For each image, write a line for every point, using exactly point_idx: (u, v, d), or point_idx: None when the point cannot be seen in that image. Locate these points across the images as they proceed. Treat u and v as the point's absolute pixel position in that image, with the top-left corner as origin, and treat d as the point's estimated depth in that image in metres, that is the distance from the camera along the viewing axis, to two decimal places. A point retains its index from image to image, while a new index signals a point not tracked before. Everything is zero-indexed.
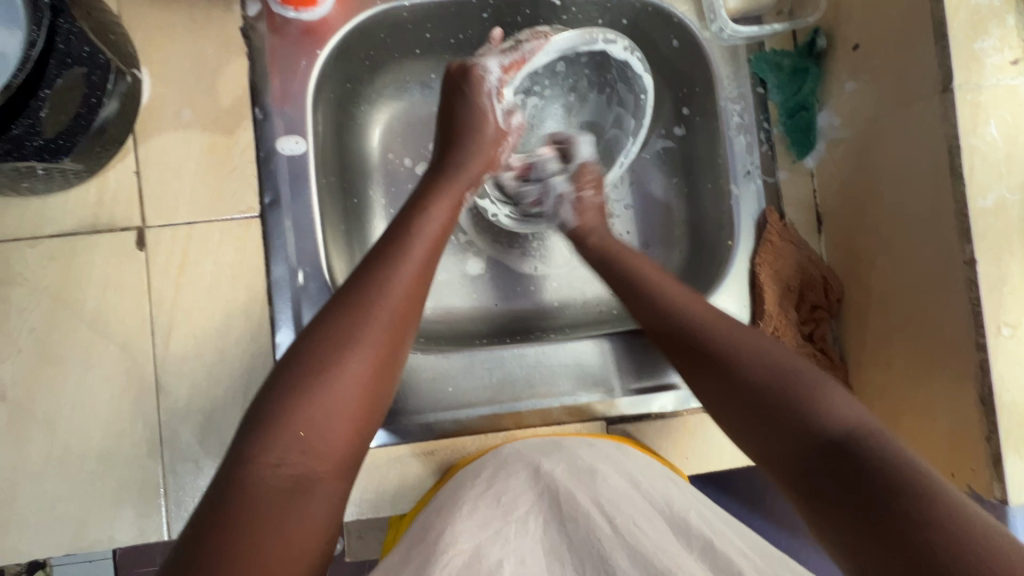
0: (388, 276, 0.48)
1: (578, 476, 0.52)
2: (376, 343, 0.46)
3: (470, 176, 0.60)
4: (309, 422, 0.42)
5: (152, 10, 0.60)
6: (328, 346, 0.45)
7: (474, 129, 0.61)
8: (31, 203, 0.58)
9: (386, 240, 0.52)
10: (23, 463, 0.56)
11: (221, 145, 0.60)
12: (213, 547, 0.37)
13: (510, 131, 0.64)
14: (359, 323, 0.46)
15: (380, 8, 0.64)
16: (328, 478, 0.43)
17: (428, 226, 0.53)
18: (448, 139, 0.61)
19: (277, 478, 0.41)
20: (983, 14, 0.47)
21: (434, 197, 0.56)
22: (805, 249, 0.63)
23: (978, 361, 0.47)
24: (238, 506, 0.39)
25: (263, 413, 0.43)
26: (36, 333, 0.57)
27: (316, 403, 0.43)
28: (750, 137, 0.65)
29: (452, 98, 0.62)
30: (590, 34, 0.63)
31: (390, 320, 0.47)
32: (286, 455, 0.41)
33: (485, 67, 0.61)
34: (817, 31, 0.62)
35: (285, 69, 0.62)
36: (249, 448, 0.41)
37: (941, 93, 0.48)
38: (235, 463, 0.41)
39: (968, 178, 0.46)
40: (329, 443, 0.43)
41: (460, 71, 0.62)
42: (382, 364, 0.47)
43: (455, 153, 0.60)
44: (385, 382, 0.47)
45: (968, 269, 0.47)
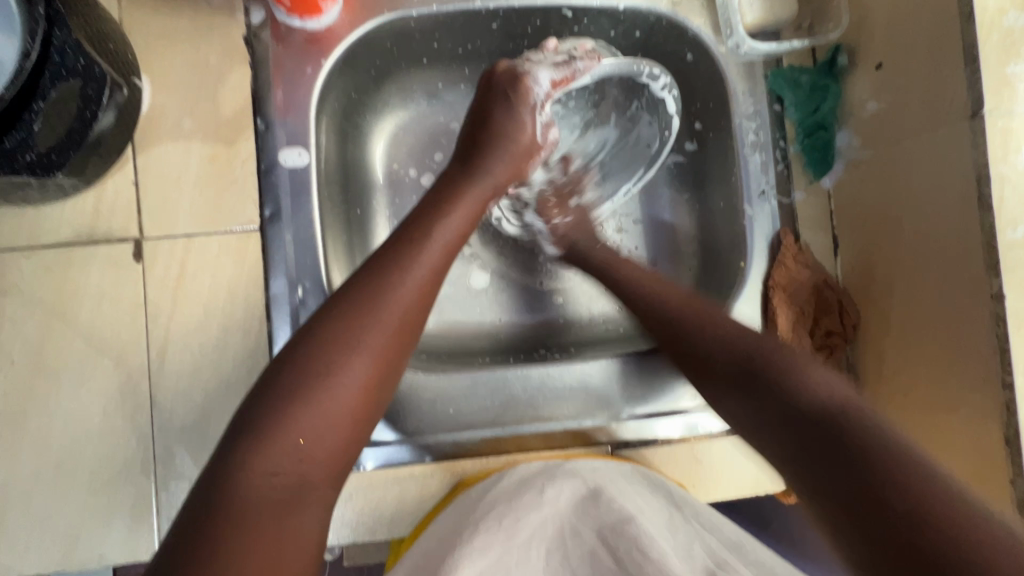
0: (398, 277, 0.47)
1: (584, 505, 0.52)
2: (380, 349, 0.45)
3: (496, 182, 0.58)
4: (309, 427, 0.41)
5: (153, 17, 0.59)
6: (330, 349, 0.43)
7: (508, 136, 0.59)
8: (26, 212, 0.56)
9: (397, 238, 0.50)
10: (13, 478, 0.55)
11: (221, 155, 0.59)
12: (197, 564, 0.35)
13: (545, 146, 0.63)
14: (363, 327, 0.44)
15: (387, 17, 0.62)
16: (322, 489, 0.42)
17: (447, 229, 0.52)
18: (479, 141, 0.59)
19: (274, 482, 0.39)
20: (1016, 37, 0.45)
21: (451, 198, 0.55)
22: (820, 271, 0.60)
23: (1004, 401, 0.45)
24: (231, 516, 0.37)
25: (255, 420, 0.41)
26: (30, 344, 0.56)
27: (317, 408, 0.41)
28: (765, 155, 0.62)
29: (489, 100, 0.60)
30: (635, 63, 0.60)
31: (397, 324, 0.46)
32: (282, 462, 0.40)
33: (536, 78, 0.60)
34: (838, 48, 0.60)
35: (289, 80, 0.61)
36: (241, 456, 0.39)
37: (970, 118, 0.46)
38: (226, 469, 0.39)
39: (997, 208, 0.44)
40: (327, 448, 0.42)
41: (507, 75, 0.60)
42: (384, 371, 0.45)
43: (484, 156, 0.58)
44: (383, 389, 0.46)
45: (996, 304, 0.45)
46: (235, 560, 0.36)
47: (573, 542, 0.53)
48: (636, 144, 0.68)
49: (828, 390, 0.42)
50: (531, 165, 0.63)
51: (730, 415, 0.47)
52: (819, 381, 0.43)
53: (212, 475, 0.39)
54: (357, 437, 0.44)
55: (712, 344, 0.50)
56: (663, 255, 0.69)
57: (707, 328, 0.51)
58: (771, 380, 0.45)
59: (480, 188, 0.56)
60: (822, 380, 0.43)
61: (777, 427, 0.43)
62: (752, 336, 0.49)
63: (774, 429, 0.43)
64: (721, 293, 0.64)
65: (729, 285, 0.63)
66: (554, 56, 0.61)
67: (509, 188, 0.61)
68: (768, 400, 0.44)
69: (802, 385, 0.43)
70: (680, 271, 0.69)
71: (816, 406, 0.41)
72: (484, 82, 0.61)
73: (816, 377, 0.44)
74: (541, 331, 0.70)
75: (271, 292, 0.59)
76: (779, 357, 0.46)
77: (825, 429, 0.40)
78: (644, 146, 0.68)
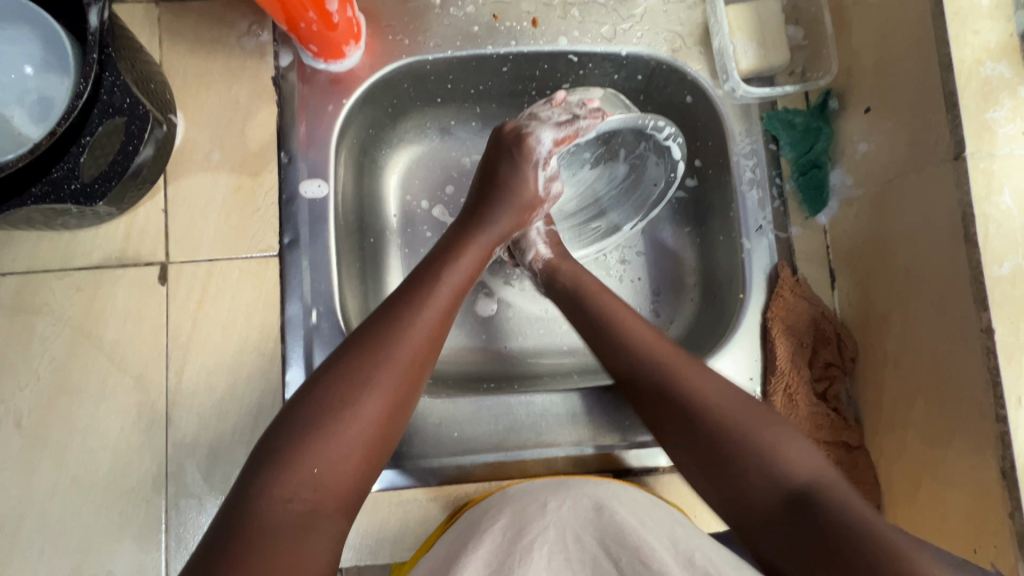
0: (412, 317, 0.50)
1: (587, 514, 0.52)
2: (393, 388, 0.47)
3: (501, 230, 0.60)
4: (323, 459, 0.43)
5: (191, 59, 0.64)
6: (346, 383, 0.45)
7: (512, 189, 0.61)
8: (62, 236, 0.60)
9: (411, 282, 0.53)
10: (31, 491, 0.57)
11: (246, 186, 0.62)
12: None
13: (547, 199, 0.65)
14: (377, 365, 0.47)
15: (405, 61, 0.66)
16: (334, 518, 0.43)
17: (456, 276, 0.55)
18: (485, 194, 0.62)
19: (289, 512, 0.41)
20: (993, 85, 0.47)
21: (459, 245, 0.58)
22: (818, 304, 0.62)
23: (998, 434, 0.45)
24: (249, 541, 0.39)
25: (274, 451, 0.43)
26: (56, 361, 0.59)
27: (331, 441, 0.43)
28: (762, 192, 0.65)
29: (495, 157, 0.62)
30: (640, 119, 0.64)
31: (408, 363, 0.48)
32: (298, 491, 0.42)
33: (537, 137, 0.62)
34: (829, 93, 0.63)
35: (312, 117, 0.65)
36: (261, 481, 0.42)
37: (953, 160, 0.48)
38: (248, 494, 0.41)
39: (982, 245, 0.46)
40: (341, 479, 0.44)
41: (512, 133, 0.62)
42: (397, 407, 0.47)
43: (490, 206, 0.61)
44: (396, 424, 0.47)
45: (985, 337, 0.46)
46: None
47: (575, 548, 0.50)
48: (636, 190, 0.71)
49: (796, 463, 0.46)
50: (534, 219, 0.65)
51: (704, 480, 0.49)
52: (796, 453, 0.47)
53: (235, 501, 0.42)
54: (370, 469, 0.46)
55: (690, 399, 0.51)
56: (665, 286, 0.72)
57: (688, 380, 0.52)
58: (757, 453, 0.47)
59: (487, 237, 0.59)
60: (802, 455, 0.47)
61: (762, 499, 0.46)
62: (731, 405, 0.50)
63: (753, 500, 0.46)
64: (722, 323, 0.65)
65: (729, 316, 0.65)
66: (559, 113, 0.63)
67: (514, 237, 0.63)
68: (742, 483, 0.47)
69: (785, 459, 0.46)
70: (681, 302, 0.71)
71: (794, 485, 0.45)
72: (493, 140, 0.64)
73: (792, 453, 0.47)
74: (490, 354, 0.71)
75: (285, 315, 0.61)
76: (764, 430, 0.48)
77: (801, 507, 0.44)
78: (641, 193, 0.71)
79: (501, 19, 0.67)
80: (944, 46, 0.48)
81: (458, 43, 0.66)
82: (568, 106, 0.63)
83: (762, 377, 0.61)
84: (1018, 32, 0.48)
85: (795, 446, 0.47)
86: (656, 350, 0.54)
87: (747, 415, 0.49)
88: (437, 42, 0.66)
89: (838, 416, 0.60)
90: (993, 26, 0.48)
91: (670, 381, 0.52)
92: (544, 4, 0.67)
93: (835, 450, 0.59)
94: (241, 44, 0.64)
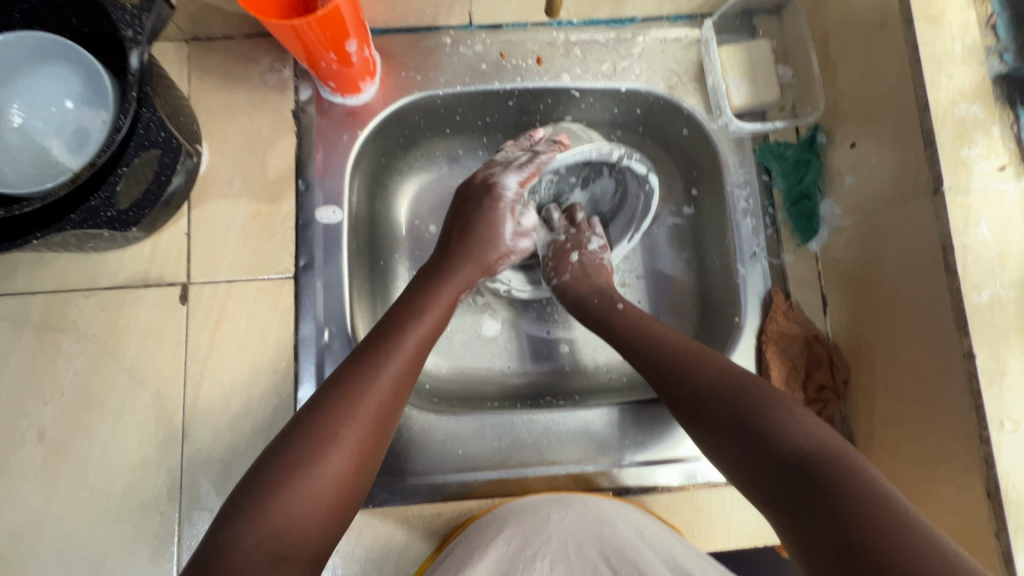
0: (379, 367, 0.52)
1: (587, 527, 0.56)
2: (359, 439, 0.49)
3: (465, 279, 0.64)
4: (293, 505, 0.44)
5: (216, 93, 0.68)
6: (315, 433, 0.47)
7: (478, 238, 0.66)
8: (89, 258, 0.63)
9: (380, 331, 0.56)
10: (50, 502, 0.59)
11: (265, 212, 0.66)
12: None
13: (515, 251, 0.69)
14: (345, 413, 0.49)
15: (417, 95, 0.70)
16: (301, 562, 0.44)
17: (425, 324, 0.57)
18: (454, 243, 0.66)
19: (256, 557, 0.42)
20: (968, 125, 0.51)
21: (428, 295, 0.61)
22: (810, 327, 0.64)
23: (983, 454, 0.47)
24: None
25: (247, 498, 0.44)
26: (79, 377, 0.62)
27: (299, 489, 0.45)
28: (756, 220, 0.68)
29: (463, 209, 0.67)
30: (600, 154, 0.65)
31: (376, 411, 0.50)
32: (266, 538, 0.42)
33: (503, 184, 0.66)
34: (817, 128, 0.67)
35: (329, 147, 0.69)
36: (233, 529, 0.42)
37: (932, 194, 0.51)
38: (220, 541, 0.42)
39: (962, 274, 0.49)
40: (309, 525, 0.45)
41: (482, 183, 0.68)
42: (366, 453, 0.49)
43: (458, 257, 0.65)
44: (365, 469, 0.49)
45: (967, 361, 0.48)
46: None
47: (576, 556, 0.56)
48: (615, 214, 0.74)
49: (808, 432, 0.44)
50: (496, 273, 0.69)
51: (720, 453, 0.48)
52: (807, 423, 0.45)
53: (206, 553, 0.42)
54: (339, 515, 0.47)
55: (697, 379, 0.52)
56: (664, 309, 0.75)
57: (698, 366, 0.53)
58: (761, 425, 0.45)
59: (453, 285, 0.63)
60: (802, 424, 0.44)
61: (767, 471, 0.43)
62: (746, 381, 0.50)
63: (757, 470, 0.44)
64: (718, 346, 0.68)
65: (725, 339, 0.67)
66: (519, 156, 0.67)
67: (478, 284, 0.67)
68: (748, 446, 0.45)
69: (792, 431, 0.44)
70: (679, 325, 0.74)
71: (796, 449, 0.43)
72: (461, 192, 0.69)
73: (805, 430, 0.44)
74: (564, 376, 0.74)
75: (299, 334, 0.64)
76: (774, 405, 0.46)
77: (806, 471, 0.41)
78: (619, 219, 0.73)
79: (508, 57, 0.71)
80: (920, 89, 0.52)
81: (467, 79, 0.71)
82: (525, 146, 0.68)
83: None
84: (990, 76, 0.51)
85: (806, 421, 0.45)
86: (664, 340, 0.57)
87: (761, 386, 0.49)
88: (447, 78, 0.70)
89: None
90: (966, 70, 0.51)
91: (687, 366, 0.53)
92: (548, 43, 0.71)
93: None
94: (264, 80, 0.68)
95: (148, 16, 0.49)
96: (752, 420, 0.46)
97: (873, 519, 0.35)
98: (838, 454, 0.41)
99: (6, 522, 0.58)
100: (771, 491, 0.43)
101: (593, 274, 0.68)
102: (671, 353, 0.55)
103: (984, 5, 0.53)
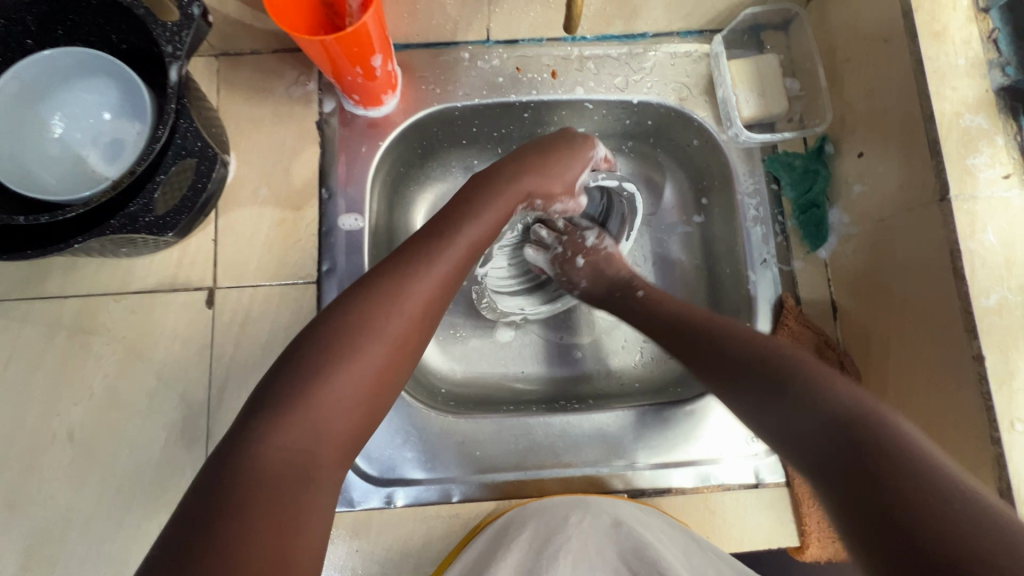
0: (423, 269, 0.51)
1: (606, 530, 0.58)
2: (395, 336, 0.48)
3: (521, 192, 0.62)
4: (324, 408, 0.44)
5: (244, 105, 0.71)
6: (353, 330, 0.47)
7: (550, 166, 0.64)
8: (120, 263, 0.66)
9: (421, 236, 0.54)
10: (79, 500, 0.61)
11: (289, 219, 0.68)
12: (219, 517, 0.37)
13: (577, 197, 0.69)
14: (385, 313, 0.48)
15: (436, 107, 0.73)
16: (333, 470, 0.44)
17: (473, 231, 0.56)
18: (523, 159, 0.64)
19: (288, 455, 0.41)
20: (972, 135, 0.52)
21: (478, 200, 0.59)
22: (821, 333, 0.66)
23: (994, 455, 0.48)
24: (244, 478, 0.39)
25: (278, 391, 0.44)
26: (109, 378, 0.63)
27: (341, 389, 0.45)
28: (766, 228, 0.70)
29: (546, 139, 0.66)
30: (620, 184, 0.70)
31: (416, 313, 0.50)
32: (296, 437, 0.42)
33: (595, 146, 0.67)
34: (825, 138, 0.69)
35: (350, 156, 0.71)
36: (262, 425, 0.42)
37: (939, 201, 0.53)
38: (247, 436, 0.41)
39: (970, 279, 0.50)
40: (336, 429, 0.44)
41: (577, 133, 0.68)
42: (396, 363, 0.49)
43: (519, 170, 0.63)
44: (393, 378, 0.49)
45: (977, 363, 0.49)
46: (247, 524, 0.37)
47: (598, 558, 0.58)
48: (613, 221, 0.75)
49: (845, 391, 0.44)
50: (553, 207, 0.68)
51: (755, 415, 0.49)
52: (839, 384, 0.45)
53: (233, 445, 0.41)
54: (364, 427, 0.47)
55: (737, 347, 0.53)
56: None
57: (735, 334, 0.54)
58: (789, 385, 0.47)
59: (507, 198, 0.61)
60: (839, 384, 0.45)
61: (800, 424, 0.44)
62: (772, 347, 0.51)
63: (795, 427, 0.45)
64: None
65: None
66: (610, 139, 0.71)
67: (536, 203, 0.65)
68: (783, 407, 0.46)
69: (822, 385, 0.45)
70: None
71: (832, 408, 0.43)
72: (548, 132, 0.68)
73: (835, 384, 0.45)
74: (578, 382, 0.76)
75: None
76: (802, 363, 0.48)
77: (837, 432, 0.42)
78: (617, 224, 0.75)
79: (524, 71, 0.73)
80: (926, 100, 0.54)
81: (484, 92, 0.73)
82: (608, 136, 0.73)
83: None
84: (993, 88, 0.53)
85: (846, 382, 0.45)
86: (699, 314, 0.59)
87: (795, 353, 0.49)
88: (465, 91, 0.73)
89: None
90: (970, 83, 0.53)
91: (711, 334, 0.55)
92: (562, 57, 0.73)
93: None
94: (289, 93, 0.71)
95: (187, 33, 0.52)
96: (787, 384, 0.47)
97: (901, 476, 0.36)
98: (871, 409, 0.41)
99: (36, 519, 0.60)
100: (804, 440, 0.44)
101: (606, 267, 0.70)
102: (706, 324, 0.57)
103: (986, 20, 0.55)
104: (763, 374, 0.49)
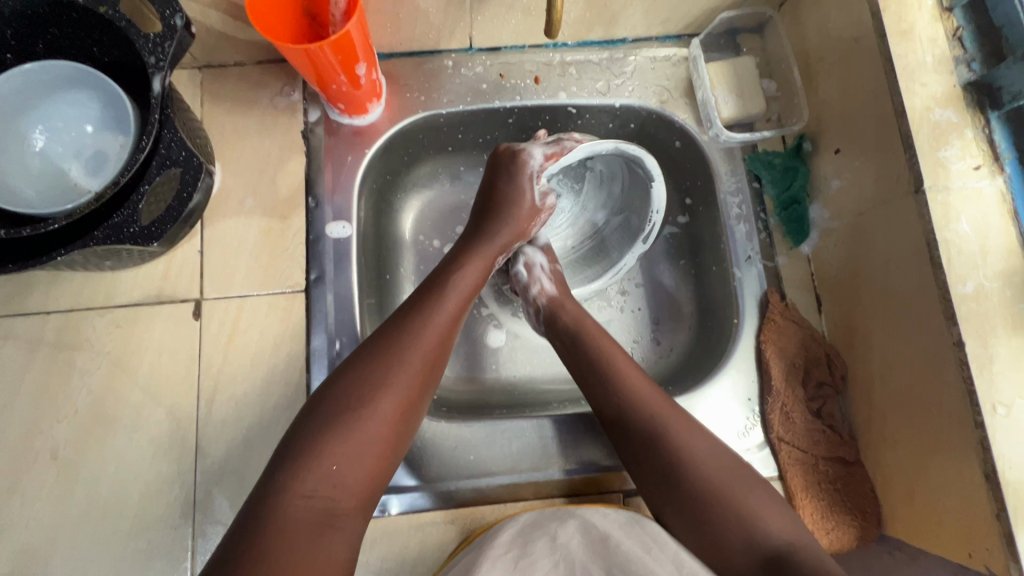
0: (422, 322, 0.54)
1: (592, 546, 0.53)
2: (405, 386, 0.51)
3: (502, 242, 0.65)
4: (341, 457, 0.46)
5: (228, 116, 0.70)
6: (360, 382, 0.49)
7: (513, 202, 0.66)
8: (104, 277, 0.65)
9: (421, 291, 0.58)
10: (64, 520, 0.59)
11: (276, 228, 0.68)
12: (244, 566, 0.40)
13: (544, 209, 0.69)
14: (390, 367, 0.51)
15: (421, 114, 0.74)
16: (354, 517, 0.46)
17: (462, 283, 0.59)
18: (489, 209, 0.67)
19: (311, 507, 0.44)
20: (943, 128, 0.54)
21: (465, 255, 0.63)
22: (807, 326, 0.67)
23: (978, 438, 0.49)
24: (274, 533, 0.42)
25: (295, 446, 0.46)
26: (93, 394, 0.62)
27: (350, 439, 0.47)
28: (749, 225, 0.71)
29: (495, 174, 0.68)
30: (594, 146, 0.64)
31: (420, 363, 0.52)
32: (318, 487, 0.45)
33: (530, 152, 0.66)
34: (802, 136, 0.71)
35: (337, 165, 0.71)
36: (281, 479, 0.44)
37: (914, 193, 0.54)
38: (270, 490, 0.44)
39: (947, 267, 0.51)
40: (355, 478, 0.47)
41: (508, 152, 0.67)
42: (407, 411, 0.51)
43: (494, 220, 0.66)
44: (407, 425, 0.51)
45: (957, 350, 0.50)
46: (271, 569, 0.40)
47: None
48: (637, 165, 0.68)
49: (775, 527, 0.51)
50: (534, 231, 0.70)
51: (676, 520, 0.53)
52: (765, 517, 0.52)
53: (258, 493, 0.44)
54: (381, 474, 0.49)
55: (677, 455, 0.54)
56: (664, 315, 0.77)
57: (667, 429, 0.56)
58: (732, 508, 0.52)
59: (491, 247, 0.64)
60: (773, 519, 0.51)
61: (728, 549, 0.50)
62: (720, 463, 0.55)
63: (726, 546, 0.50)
64: (719, 347, 0.70)
65: (725, 340, 0.70)
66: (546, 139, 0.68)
67: (515, 248, 0.68)
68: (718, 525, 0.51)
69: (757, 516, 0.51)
70: (678, 330, 0.76)
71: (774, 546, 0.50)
72: (491, 161, 0.69)
73: (766, 519, 0.51)
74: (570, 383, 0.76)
75: (311, 347, 0.65)
76: (741, 492, 0.53)
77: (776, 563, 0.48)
78: (641, 168, 0.68)
79: (507, 77, 0.74)
80: (897, 96, 0.56)
81: (469, 99, 0.74)
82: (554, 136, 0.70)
83: (760, 397, 0.65)
84: (961, 83, 0.55)
85: (772, 514, 0.52)
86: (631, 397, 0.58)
87: (731, 474, 0.54)
88: (450, 98, 0.74)
89: (834, 432, 0.63)
90: (938, 79, 0.55)
91: (662, 440, 0.56)
92: (545, 64, 0.74)
93: (833, 466, 0.62)
94: (274, 103, 0.71)
95: (169, 44, 0.52)
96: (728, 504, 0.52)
97: None
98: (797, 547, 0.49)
99: (19, 542, 0.59)
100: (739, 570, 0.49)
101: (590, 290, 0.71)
102: (645, 413, 0.57)
103: (950, 19, 0.57)
104: (698, 491, 0.53)
